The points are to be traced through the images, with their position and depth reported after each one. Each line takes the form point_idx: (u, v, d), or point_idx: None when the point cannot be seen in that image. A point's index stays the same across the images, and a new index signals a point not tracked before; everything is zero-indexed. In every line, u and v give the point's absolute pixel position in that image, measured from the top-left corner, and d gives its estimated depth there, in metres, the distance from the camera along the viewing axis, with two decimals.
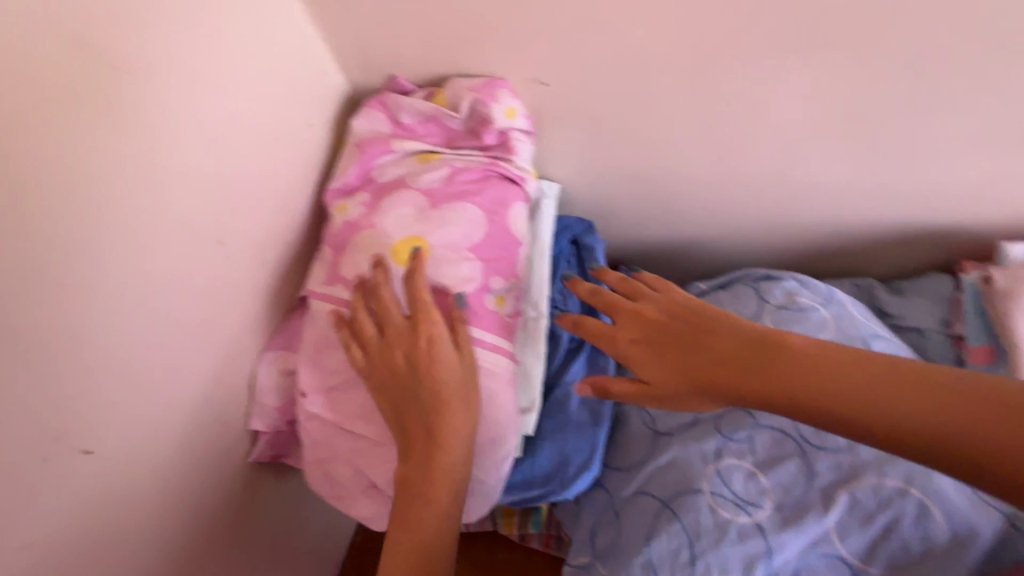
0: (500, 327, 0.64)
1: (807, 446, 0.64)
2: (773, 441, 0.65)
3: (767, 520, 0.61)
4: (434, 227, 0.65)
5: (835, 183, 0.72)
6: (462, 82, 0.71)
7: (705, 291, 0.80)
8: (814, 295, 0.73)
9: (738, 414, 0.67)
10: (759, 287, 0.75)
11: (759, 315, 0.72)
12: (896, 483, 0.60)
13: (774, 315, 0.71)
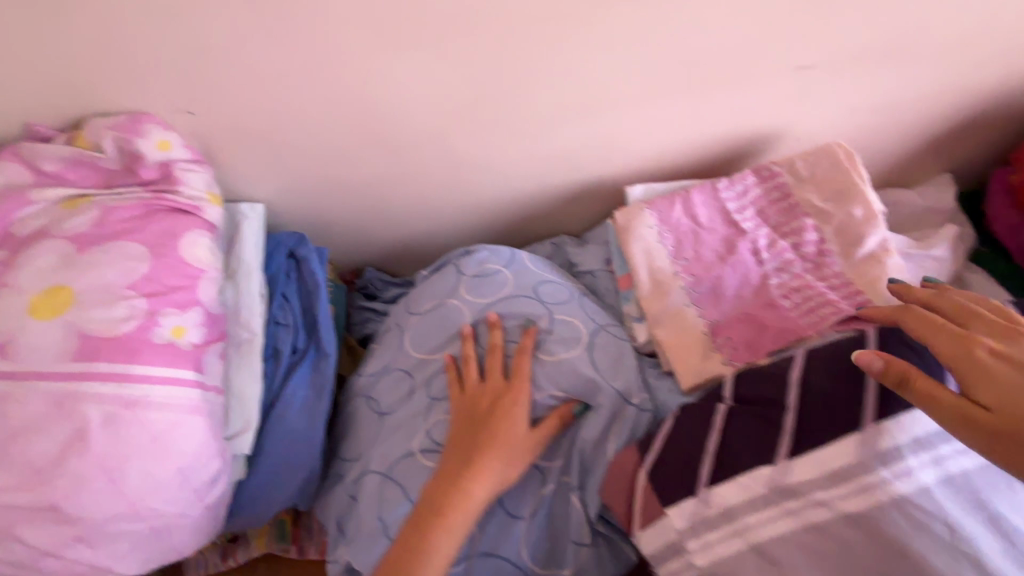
0: (176, 357, 0.63)
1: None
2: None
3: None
4: (80, 272, 0.63)
5: (473, 142, 0.79)
6: (102, 121, 0.70)
7: (426, 276, 0.85)
8: (499, 258, 0.80)
9: (438, 380, 0.74)
10: (456, 263, 0.81)
11: (455, 289, 0.78)
12: (555, 399, 0.68)
13: (467, 282, 0.78)
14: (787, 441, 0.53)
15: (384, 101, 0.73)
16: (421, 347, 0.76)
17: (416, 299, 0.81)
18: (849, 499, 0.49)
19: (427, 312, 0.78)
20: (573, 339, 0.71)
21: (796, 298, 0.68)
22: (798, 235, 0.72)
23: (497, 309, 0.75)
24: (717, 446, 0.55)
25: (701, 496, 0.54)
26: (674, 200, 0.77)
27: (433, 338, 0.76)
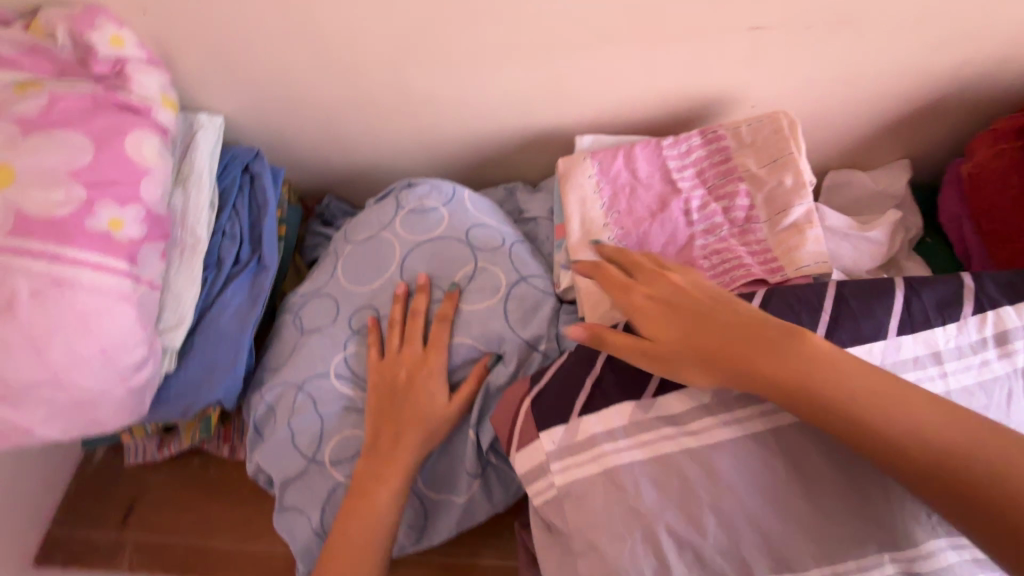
0: (110, 247, 0.67)
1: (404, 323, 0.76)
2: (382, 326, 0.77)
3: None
4: (23, 154, 0.65)
5: (422, 79, 0.81)
6: (55, 10, 0.71)
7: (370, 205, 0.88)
8: (440, 195, 0.83)
9: (362, 310, 0.79)
10: (398, 195, 0.85)
11: (392, 222, 0.83)
12: (463, 342, 0.74)
13: (404, 219, 0.83)
14: (654, 379, 0.60)
15: (335, 19, 0.73)
16: (351, 276, 0.81)
17: (355, 229, 0.86)
18: (698, 419, 0.57)
19: (364, 243, 0.83)
20: (491, 285, 0.76)
21: (714, 259, 0.71)
22: (730, 199, 0.73)
23: (428, 246, 0.80)
24: (595, 375, 0.61)
25: (570, 422, 0.60)
26: (617, 152, 0.78)
27: (364, 269, 0.81)
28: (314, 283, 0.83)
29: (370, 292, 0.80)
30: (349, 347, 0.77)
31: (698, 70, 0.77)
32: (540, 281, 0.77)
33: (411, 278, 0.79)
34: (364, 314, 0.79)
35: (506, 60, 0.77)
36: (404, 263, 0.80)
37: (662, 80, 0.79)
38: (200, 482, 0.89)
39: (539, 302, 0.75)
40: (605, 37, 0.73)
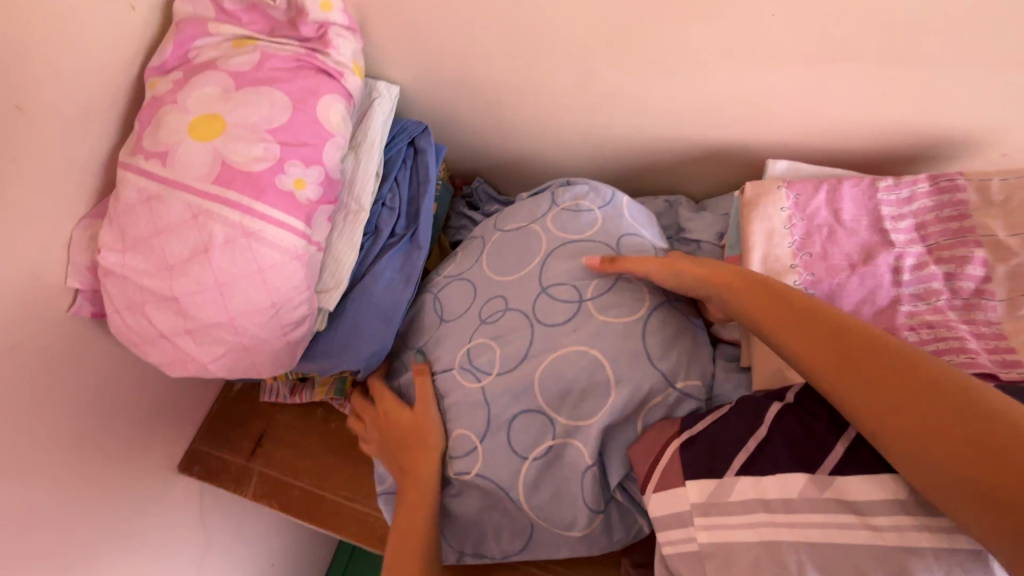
0: (292, 206, 0.69)
1: (534, 322, 0.73)
2: (513, 321, 0.74)
3: (490, 383, 0.72)
4: (234, 106, 0.69)
5: (610, 81, 0.76)
6: None
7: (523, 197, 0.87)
8: (596, 200, 0.80)
9: (494, 300, 0.77)
10: (555, 192, 0.83)
11: (544, 216, 0.81)
12: (589, 354, 0.69)
13: (558, 215, 0.80)
14: (831, 461, 0.55)
15: (538, 4, 0.70)
16: (494, 266, 0.80)
17: (504, 219, 0.84)
18: (886, 513, 0.51)
19: (511, 234, 0.81)
20: (633, 299, 0.72)
21: (924, 333, 0.60)
22: (959, 264, 0.61)
23: (576, 245, 0.77)
24: (760, 437, 0.59)
25: (722, 479, 0.58)
26: (820, 186, 0.69)
27: (508, 260, 0.79)
28: (458, 266, 0.83)
29: (508, 284, 0.77)
30: (475, 336, 0.75)
31: (941, 106, 0.65)
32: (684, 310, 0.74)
33: (552, 276, 0.75)
34: (494, 303, 0.77)
35: (709, 67, 0.70)
36: (548, 259, 0.77)
37: (890, 110, 0.68)
38: (320, 432, 0.95)
39: (690, 338, 0.72)
40: (839, 54, 0.64)
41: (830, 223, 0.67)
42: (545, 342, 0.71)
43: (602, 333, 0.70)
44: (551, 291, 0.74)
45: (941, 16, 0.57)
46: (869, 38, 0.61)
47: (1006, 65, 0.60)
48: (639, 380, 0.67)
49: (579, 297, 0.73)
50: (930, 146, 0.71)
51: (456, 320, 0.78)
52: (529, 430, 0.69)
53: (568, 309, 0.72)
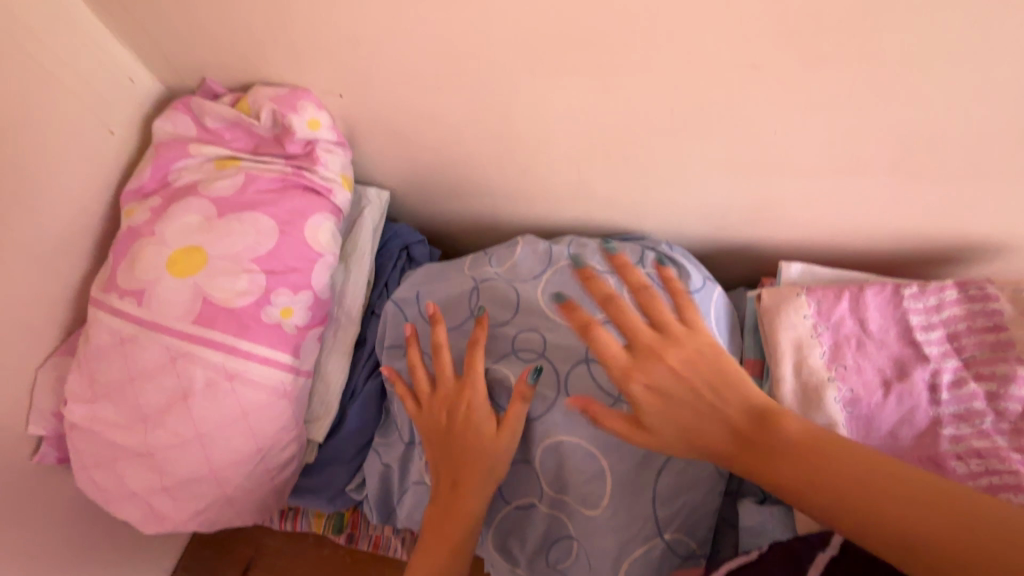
0: (279, 339, 0.65)
1: (563, 394, 0.65)
2: (545, 373, 0.66)
3: None
4: (215, 236, 0.65)
5: (608, 191, 0.74)
6: (264, 90, 0.71)
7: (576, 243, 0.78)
8: (685, 284, 0.70)
9: (530, 335, 0.69)
10: (642, 255, 0.74)
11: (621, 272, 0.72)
12: (590, 449, 0.63)
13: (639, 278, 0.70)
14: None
15: (530, 123, 0.68)
16: (547, 300, 0.71)
17: (581, 251, 0.75)
18: None
19: (581, 279, 0.71)
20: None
21: (974, 464, 0.54)
22: (1002, 383, 0.57)
23: None
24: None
25: None
26: (842, 292, 0.65)
27: (572, 302, 0.69)
28: (513, 272, 0.74)
29: (549, 320, 0.70)
30: (498, 363, 0.68)
31: (955, 217, 0.63)
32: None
33: None
34: (530, 338, 0.69)
35: (711, 179, 0.68)
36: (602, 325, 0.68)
37: (908, 213, 0.64)
38: (313, 558, 0.88)
39: (706, 487, 0.62)
40: (852, 163, 0.61)
41: (856, 332, 0.63)
42: (566, 424, 0.64)
43: (621, 449, 0.62)
44: (591, 366, 0.65)
45: (957, 127, 0.54)
46: (875, 158, 0.59)
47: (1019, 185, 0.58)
48: (640, 506, 0.62)
49: (617, 394, 0.64)
50: (951, 247, 0.68)
51: (488, 333, 0.70)
52: (523, 486, 0.66)
53: (603, 400, 0.64)
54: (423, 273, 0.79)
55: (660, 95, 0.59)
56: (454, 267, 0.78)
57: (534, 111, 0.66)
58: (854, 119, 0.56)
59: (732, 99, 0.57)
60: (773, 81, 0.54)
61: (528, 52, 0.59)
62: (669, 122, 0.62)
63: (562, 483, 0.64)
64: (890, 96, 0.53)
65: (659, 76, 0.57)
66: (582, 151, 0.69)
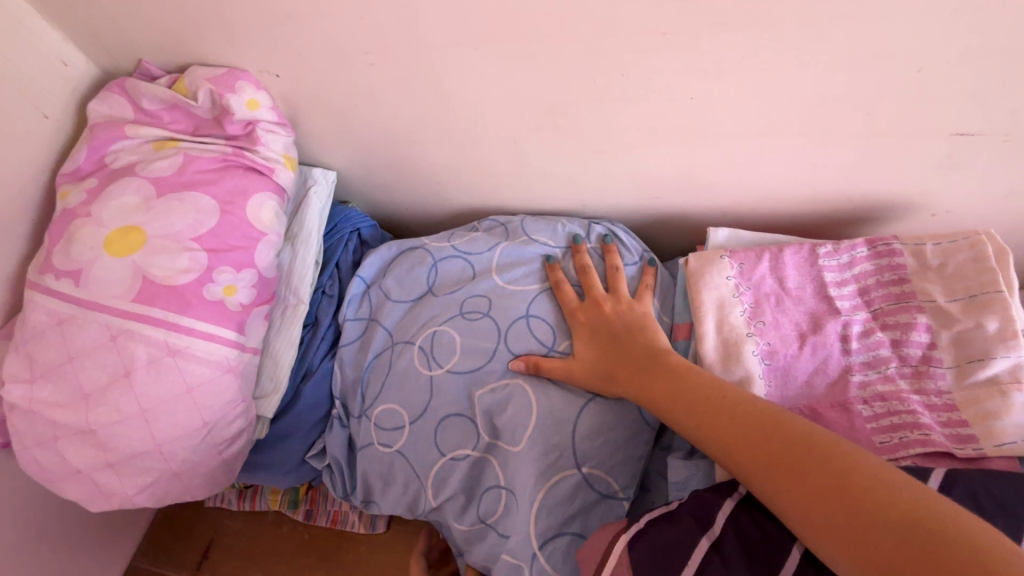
0: (222, 315, 0.66)
1: (502, 344, 0.72)
2: (486, 328, 0.73)
3: (441, 374, 0.72)
4: (154, 216, 0.66)
5: (544, 165, 0.77)
6: (202, 71, 0.72)
7: (530, 220, 0.82)
8: (626, 252, 0.77)
9: (477, 298, 0.75)
10: (586, 230, 0.80)
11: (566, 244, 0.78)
12: (523, 390, 0.69)
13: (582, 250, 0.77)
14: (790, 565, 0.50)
15: (464, 97, 0.70)
16: (498, 269, 0.77)
17: (532, 225, 0.81)
18: None
19: (528, 251, 0.78)
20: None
21: (877, 407, 0.58)
22: (904, 331, 0.61)
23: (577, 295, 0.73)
24: (714, 537, 0.53)
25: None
26: (762, 254, 0.69)
27: (519, 270, 0.76)
28: (469, 246, 0.80)
29: (496, 288, 0.76)
30: (446, 322, 0.74)
31: (861, 180, 0.68)
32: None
33: (540, 308, 0.74)
34: (476, 300, 0.75)
35: (640, 149, 0.71)
36: (547, 289, 0.75)
37: (821, 177, 0.69)
38: (271, 537, 0.89)
39: (630, 429, 0.68)
40: (766, 130, 0.64)
41: (776, 291, 0.67)
42: (503, 370, 0.71)
43: (552, 393, 0.68)
44: (530, 322, 0.73)
45: (853, 94, 0.58)
46: (785, 123, 0.63)
47: (913, 147, 0.63)
48: (561, 441, 0.67)
49: (550, 344, 0.72)
50: (863, 209, 0.72)
51: (439, 298, 0.76)
52: (456, 432, 0.70)
53: (538, 350, 0.71)
54: (390, 243, 0.84)
55: (584, 67, 0.62)
56: (410, 246, 0.82)
57: (469, 87, 0.68)
58: (760, 86, 0.60)
59: (648, 69, 0.61)
60: (683, 49, 0.58)
61: (456, 27, 0.61)
62: (595, 94, 0.65)
63: (496, 427, 0.69)
64: (791, 62, 0.57)
65: (580, 48, 0.60)
66: (517, 126, 0.72)
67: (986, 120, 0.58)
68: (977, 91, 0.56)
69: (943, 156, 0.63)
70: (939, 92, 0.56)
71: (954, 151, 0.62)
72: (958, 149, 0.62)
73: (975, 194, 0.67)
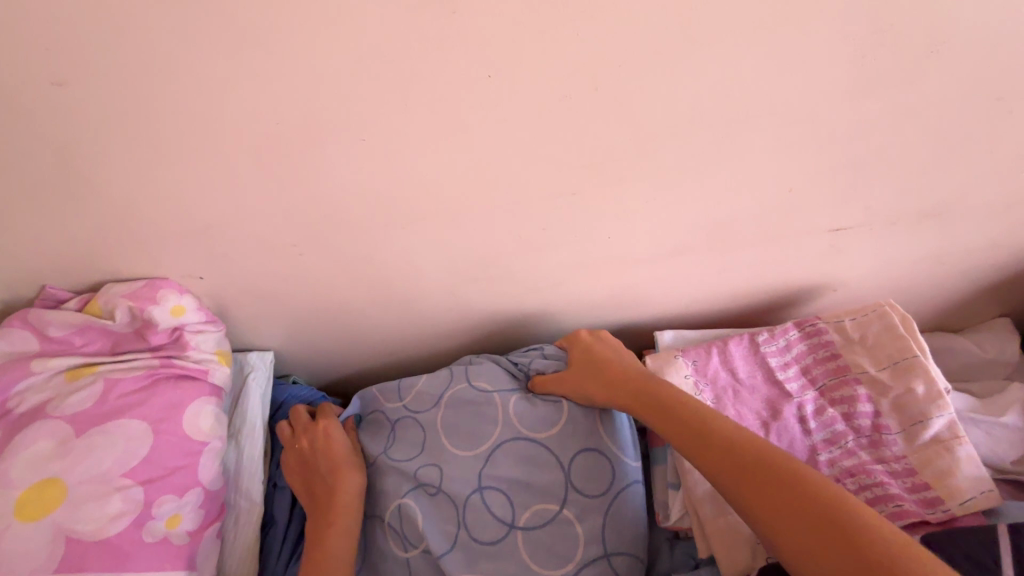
0: (168, 554, 0.61)
1: (462, 528, 0.68)
2: (445, 506, 0.70)
3: (413, 562, 0.68)
4: (75, 461, 0.59)
5: (485, 309, 0.80)
6: (117, 288, 0.68)
7: (479, 360, 0.82)
8: None
9: (429, 469, 0.72)
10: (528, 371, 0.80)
11: (510, 392, 0.77)
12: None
13: (522, 399, 0.76)
14: None
15: (397, 266, 0.72)
16: (447, 433, 0.75)
17: (476, 371, 0.79)
18: None
19: (471, 404, 0.76)
20: (567, 548, 0.67)
21: (850, 483, 0.62)
22: (850, 404, 0.67)
23: (534, 452, 0.72)
24: None
25: None
26: (710, 349, 0.74)
27: (467, 431, 0.74)
28: (416, 403, 0.78)
29: (450, 456, 0.73)
30: (409, 496, 0.70)
31: (767, 277, 0.77)
32: (623, 566, 0.66)
33: (494, 476, 0.71)
34: (431, 474, 0.71)
35: (572, 281, 0.76)
36: (500, 447, 0.73)
37: (733, 278, 0.77)
38: None
39: None
40: (680, 250, 0.72)
41: (735, 384, 0.71)
42: (470, 559, 0.67)
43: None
44: (486, 494, 0.70)
45: (742, 215, 0.67)
46: (694, 244, 0.71)
47: (801, 247, 0.72)
48: None
49: (510, 520, 0.68)
50: (775, 298, 0.81)
51: (395, 467, 0.73)
52: None
53: (499, 528, 0.68)
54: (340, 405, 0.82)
55: (507, 228, 0.67)
56: (368, 401, 0.82)
57: (402, 259, 0.71)
58: (664, 220, 0.67)
59: (564, 219, 0.66)
60: (591, 202, 0.64)
61: (381, 212, 0.64)
62: (521, 247, 0.70)
63: None
64: (685, 199, 0.65)
65: (502, 212, 0.65)
66: (456, 285, 0.76)
67: (850, 220, 0.69)
68: (835, 200, 0.66)
69: (825, 250, 0.73)
70: (808, 205, 0.67)
71: (833, 245, 0.72)
72: (836, 244, 0.72)
73: (859, 275, 0.77)
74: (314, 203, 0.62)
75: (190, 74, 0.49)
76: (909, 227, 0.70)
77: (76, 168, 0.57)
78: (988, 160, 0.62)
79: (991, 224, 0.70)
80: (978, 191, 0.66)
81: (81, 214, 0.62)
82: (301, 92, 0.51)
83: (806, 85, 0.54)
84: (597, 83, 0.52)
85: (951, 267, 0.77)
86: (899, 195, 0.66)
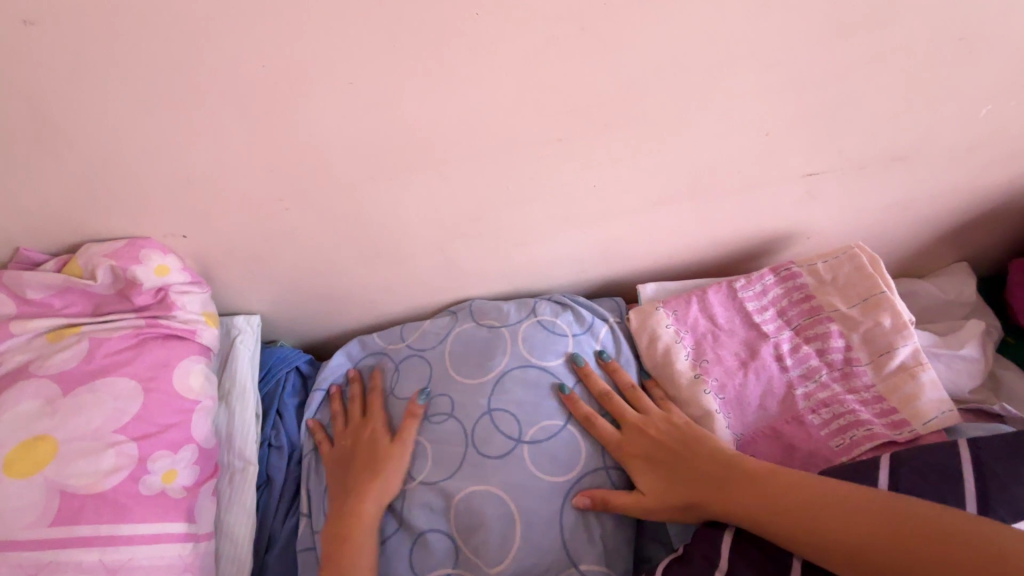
0: (166, 508, 0.61)
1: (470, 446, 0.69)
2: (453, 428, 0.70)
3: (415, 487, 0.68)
4: (64, 418, 0.59)
5: (473, 266, 0.81)
6: (96, 248, 0.67)
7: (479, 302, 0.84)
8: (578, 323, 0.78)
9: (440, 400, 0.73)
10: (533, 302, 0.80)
11: (519, 322, 0.77)
12: (501, 494, 0.66)
13: (531, 328, 0.77)
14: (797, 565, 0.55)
15: (385, 222, 0.72)
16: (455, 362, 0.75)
17: (483, 310, 0.81)
18: None
19: (478, 337, 0.77)
20: (571, 463, 0.67)
21: (824, 413, 0.66)
22: (824, 340, 0.71)
23: (542, 376, 0.72)
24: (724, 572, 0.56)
25: None
26: (690, 299, 0.77)
27: (474, 362, 0.75)
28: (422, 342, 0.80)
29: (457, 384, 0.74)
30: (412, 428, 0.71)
31: (745, 226, 0.80)
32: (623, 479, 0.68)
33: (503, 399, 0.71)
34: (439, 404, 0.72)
35: (559, 234, 0.77)
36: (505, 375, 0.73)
37: (713, 228, 0.80)
38: None
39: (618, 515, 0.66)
40: (662, 200, 0.74)
41: (717, 329, 0.74)
42: (478, 475, 0.67)
43: (530, 490, 0.66)
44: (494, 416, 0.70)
45: (720, 163, 0.70)
46: (675, 193, 0.73)
47: (776, 195, 0.75)
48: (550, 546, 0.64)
49: (518, 436, 0.68)
50: (752, 248, 0.85)
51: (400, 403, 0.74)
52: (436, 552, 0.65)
53: (506, 445, 0.68)
54: (337, 351, 0.84)
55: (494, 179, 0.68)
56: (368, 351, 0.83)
57: (389, 214, 0.71)
58: (647, 169, 0.69)
59: (550, 169, 0.67)
60: (576, 151, 0.65)
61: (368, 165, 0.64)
62: (507, 201, 0.71)
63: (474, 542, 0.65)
64: (667, 146, 0.67)
65: (489, 163, 0.66)
66: (444, 241, 0.76)
67: (822, 167, 0.72)
68: (808, 148, 0.69)
69: (798, 198, 0.76)
70: (782, 151, 0.69)
71: (807, 193, 0.75)
72: (810, 191, 0.75)
73: (830, 222, 0.81)
74: (300, 154, 0.62)
75: (170, 11, 0.48)
76: (876, 172, 0.74)
77: (49, 115, 0.55)
78: (948, 102, 0.66)
79: (950, 167, 0.74)
80: (939, 136, 0.69)
81: (54, 168, 0.60)
82: (286, 30, 0.50)
83: (785, 26, 0.56)
84: (584, 23, 0.53)
85: (915, 212, 0.81)
86: (867, 140, 0.69)
